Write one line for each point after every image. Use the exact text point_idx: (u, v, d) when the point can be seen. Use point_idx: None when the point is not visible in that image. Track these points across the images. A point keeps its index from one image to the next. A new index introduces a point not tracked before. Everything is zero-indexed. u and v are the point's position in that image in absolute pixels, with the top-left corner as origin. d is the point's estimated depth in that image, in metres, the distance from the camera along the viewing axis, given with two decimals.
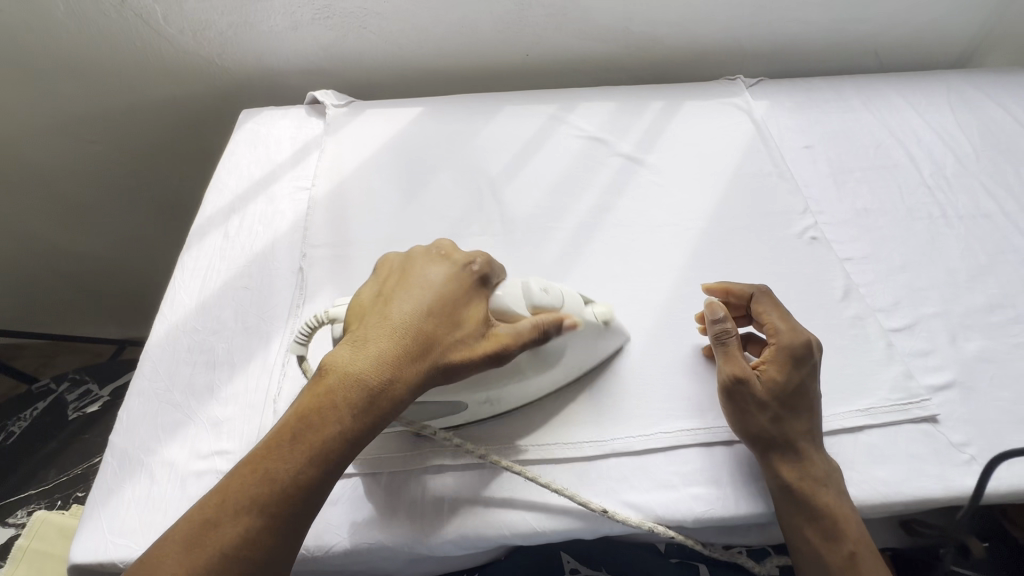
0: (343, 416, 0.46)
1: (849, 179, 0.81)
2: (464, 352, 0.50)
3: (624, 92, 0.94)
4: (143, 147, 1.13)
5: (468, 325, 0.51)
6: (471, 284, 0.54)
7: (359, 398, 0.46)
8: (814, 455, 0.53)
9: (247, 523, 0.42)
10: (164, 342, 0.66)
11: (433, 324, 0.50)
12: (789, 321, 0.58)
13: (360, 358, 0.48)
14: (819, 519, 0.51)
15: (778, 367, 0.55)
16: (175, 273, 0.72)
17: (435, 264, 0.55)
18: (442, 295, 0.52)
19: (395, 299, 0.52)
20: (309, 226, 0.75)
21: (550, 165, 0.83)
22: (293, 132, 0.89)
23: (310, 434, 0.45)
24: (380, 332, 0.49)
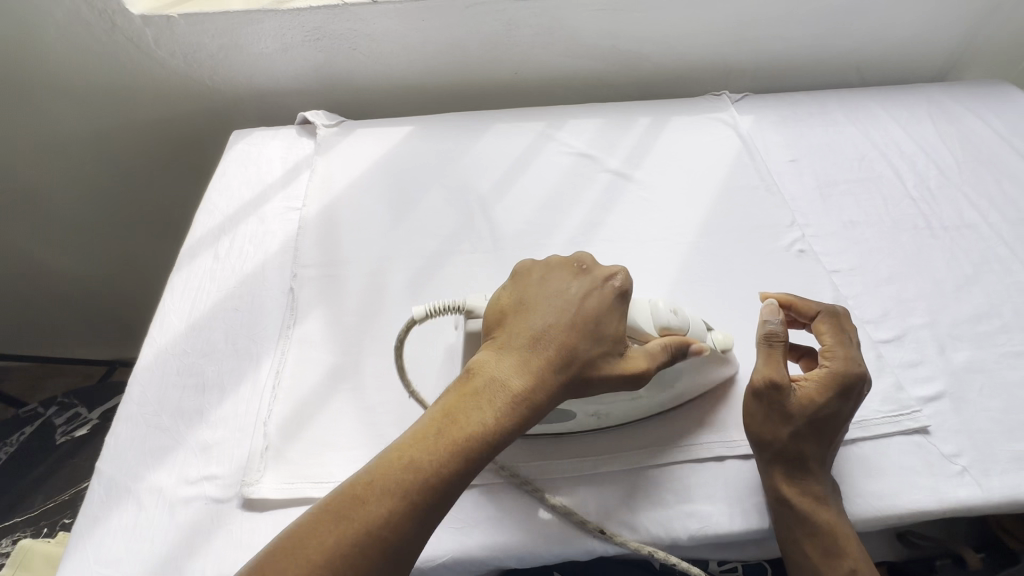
0: (485, 418, 0.46)
1: (835, 192, 0.82)
2: (599, 367, 0.50)
3: (611, 109, 0.96)
4: (134, 169, 1.13)
5: (609, 339, 0.51)
6: (613, 299, 0.53)
7: (497, 403, 0.47)
8: (821, 474, 0.53)
9: (391, 509, 0.42)
10: (153, 365, 0.65)
11: (571, 335, 0.50)
12: (846, 346, 0.57)
13: (501, 364, 0.49)
14: (819, 536, 0.51)
15: (819, 387, 0.54)
16: (165, 295, 0.72)
17: (577, 278, 0.55)
18: (574, 308, 0.52)
19: (537, 309, 0.53)
20: (300, 246, 0.76)
21: (540, 182, 0.84)
22: (284, 152, 0.90)
23: (453, 429, 0.46)
24: (521, 342, 0.50)
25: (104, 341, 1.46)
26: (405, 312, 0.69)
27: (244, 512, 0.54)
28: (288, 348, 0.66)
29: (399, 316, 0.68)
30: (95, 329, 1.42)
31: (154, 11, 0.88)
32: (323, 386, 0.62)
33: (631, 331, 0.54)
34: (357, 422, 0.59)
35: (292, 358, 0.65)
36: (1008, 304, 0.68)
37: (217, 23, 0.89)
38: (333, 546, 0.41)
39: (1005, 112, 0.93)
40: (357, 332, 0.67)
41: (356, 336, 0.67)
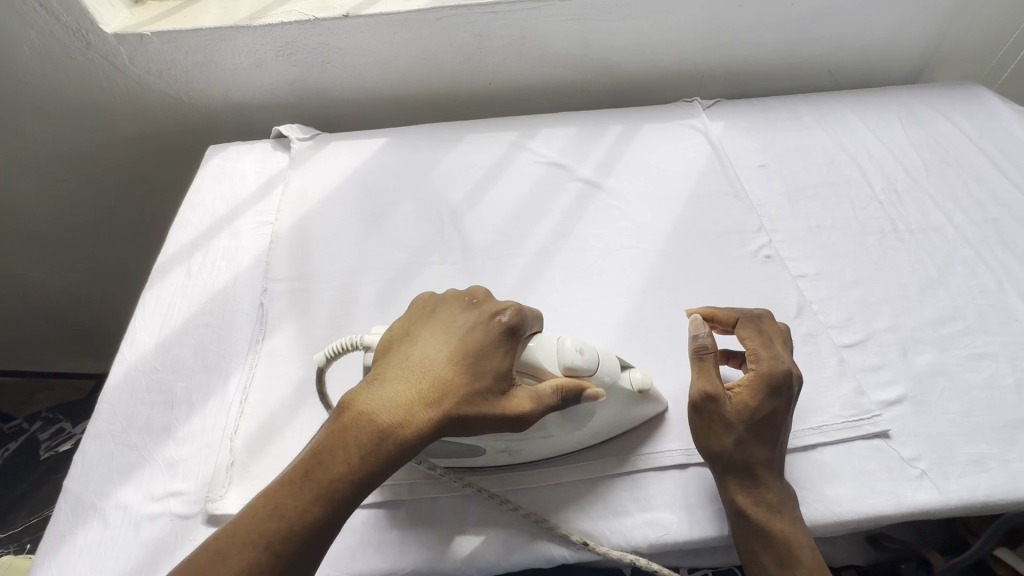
0: (350, 459, 0.45)
1: (803, 197, 0.83)
2: (479, 403, 0.49)
3: (584, 117, 0.96)
4: (115, 184, 1.14)
5: (489, 373, 0.49)
6: (498, 331, 0.51)
7: (368, 445, 0.45)
8: (774, 481, 0.53)
9: (240, 564, 0.40)
10: (123, 383, 0.66)
11: (451, 371, 0.49)
12: (768, 345, 0.57)
13: (375, 403, 0.47)
14: (774, 544, 0.51)
15: (751, 390, 0.54)
16: (136, 312, 0.72)
17: (465, 310, 0.54)
18: (459, 345, 0.51)
19: (420, 344, 0.52)
20: (271, 261, 0.76)
21: (511, 192, 0.85)
22: (259, 166, 0.91)
23: (317, 476, 0.44)
24: (400, 380, 0.49)
25: (91, 354, 1.46)
26: (373, 325, 0.70)
27: (208, 528, 0.55)
28: (256, 363, 0.66)
29: (367, 329, 0.69)
30: (82, 342, 1.43)
31: (128, 29, 0.88)
32: (290, 401, 0.63)
33: (526, 369, 0.53)
34: None
35: (260, 373, 0.65)
36: (972, 306, 0.69)
37: (190, 40, 0.90)
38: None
39: (974, 114, 0.94)
40: (325, 346, 0.68)
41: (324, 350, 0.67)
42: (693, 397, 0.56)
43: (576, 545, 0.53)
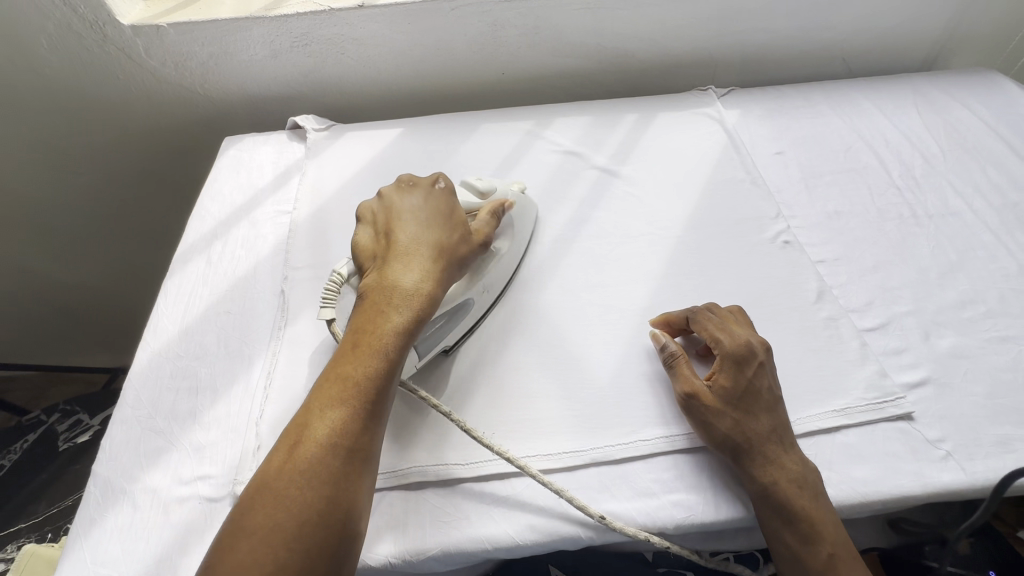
0: (393, 316, 0.52)
1: (821, 183, 0.82)
2: (464, 246, 0.60)
3: (598, 106, 0.96)
4: (129, 176, 1.14)
5: (460, 227, 0.60)
6: (442, 193, 0.63)
7: (399, 305, 0.52)
8: (789, 457, 0.53)
9: (336, 424, 0.46)
10: (148, 369, 0.66)
11: (436, 234, 0.58)
12: (723, 329, 0.60)
13: (386, 275, 0.54)
14: (800, 521, 0.51)
15: (724, 372, 0.57)
16: (158, 300, 0.73)
17: (410, 194, 0.62)
18: (427, 217, 0.60)
19: (399, 229, 0.58)
20: (291, 249, 0.76)
21: (527, 181, 0.85)
22: (275, 157, 0.91)
23: (367, 341, 0.50)
24: (398, 257, 0.56)
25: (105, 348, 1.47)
26: None
27: None
28: (279, 350, 0.67)
29: None
30: (96, 337, 1.44)
31: (144, 21, 0.89)
32: (314, 386, 0.63)
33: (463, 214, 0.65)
34: None
35: (284, 358, 0.66)
36: (993, 290, 0.69)
37: (206, 32, 0.90)
38: (305, 472, 0.44)
39: (990, 100, 0.94)
40: None
41: None
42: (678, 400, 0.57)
43: (595, 519, 0.53)
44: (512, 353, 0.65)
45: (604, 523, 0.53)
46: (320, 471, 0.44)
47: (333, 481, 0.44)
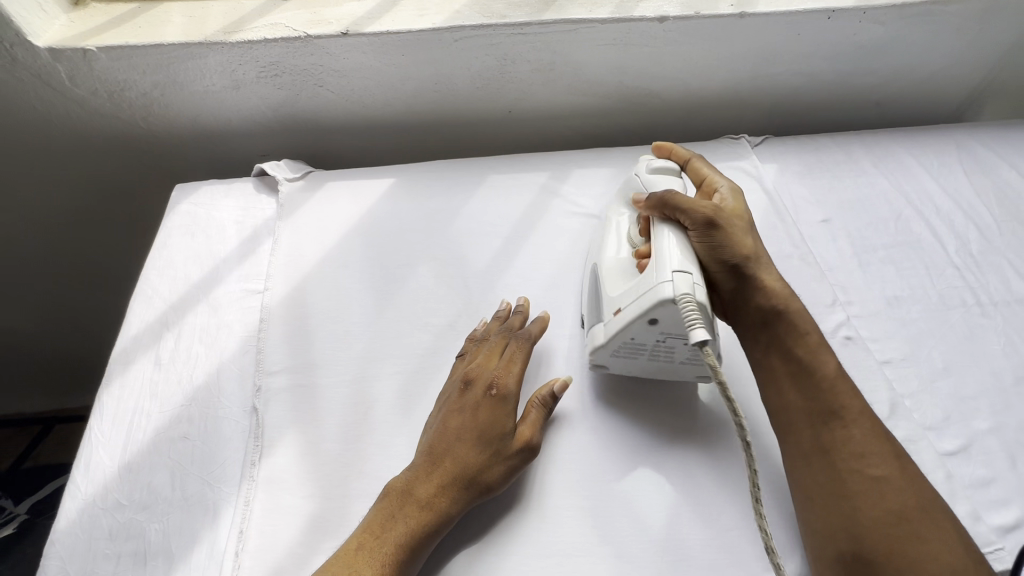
0: (399, 528, 0.49)
1: (875, 260, 0.74)
2: (492, 465, 0.52)
3: (621, 155, 0.84)
4: (55, 218, 0.95)
5: (493, 434, 0.53)
6: (493, 405, 0.54)
7: (403, 517, 0.49)
8: (773, 270, 0.57)
9: None
10: (78, 526, 0.51)
11: (464, 448, 0.52)
12: (713, 173, 0.67)
13: (411, 483, 0.51)
14: (796, 324, 0.54)
15: (733, 198, 0.62)
16: (91, 421, 0.57)
17: (462, 393, 0.56)
18: (465, 429, 0.53)
19: (440, 426, 0.54)
20: (264, 347, 0.62)
21: (547, 252, 0.73)
22: (239, 214, 0.75)
23: (367, 545, 0.48)
24: (422, 465, 0.53)
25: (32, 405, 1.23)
26: (397, 435, 0.57)
27: None
28: (253, 496, 0.53)
29: (390, 441, 0.57)
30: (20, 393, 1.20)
31: (66, 43, 0.70)
32: (300, 547, 0.51)
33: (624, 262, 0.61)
34: None
35: (260, 509, 0.52)
36: None
37: (148, 59, 0.72)
38: None
39: None
40: (341, 468, 0.55)
41: (338, 474, 0.55)
42: (694, 215, 0.56)
43: None
44: (535, 460, 0.56)
45: None
46: None
47: None
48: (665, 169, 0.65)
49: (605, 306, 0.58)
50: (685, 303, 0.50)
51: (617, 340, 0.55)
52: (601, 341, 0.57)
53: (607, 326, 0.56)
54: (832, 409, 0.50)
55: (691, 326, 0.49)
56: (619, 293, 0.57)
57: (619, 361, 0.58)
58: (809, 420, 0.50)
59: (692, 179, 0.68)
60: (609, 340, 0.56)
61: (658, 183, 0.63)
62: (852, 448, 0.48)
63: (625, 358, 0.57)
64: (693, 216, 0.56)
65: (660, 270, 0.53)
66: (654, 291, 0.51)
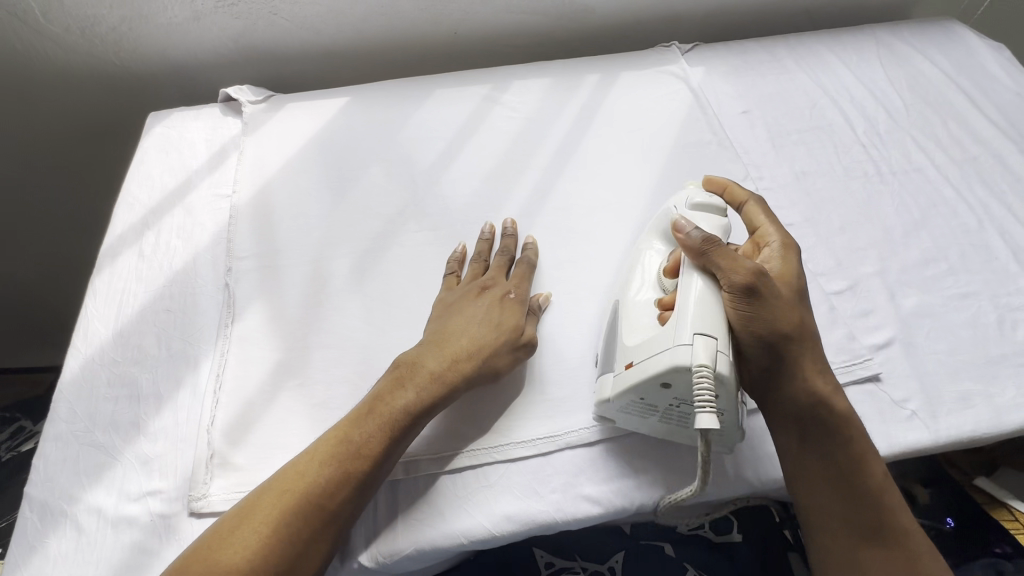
0: (410, 395, 0.53)
1: (788, 142, 0.81)
2: (501, 359, 0.58)
3: (558, 67, 0.91)
4: (40, 159, 1.02)
5: (508, 330, 0.59)
6: (512, 309, 0.61)
7: (410, 390, 0.54)
8: (817, 348, 0.52)
9: (325, 480, 0.48)
10: (80, 378, 0.60)
11: (489, 338, 0.58)
12: (774, 220, 0.57)
13: (421, 357, 0.56)
14: (839, 430, 0.50)
15: (783, 258, 0.54)
16: (86, 300, 0.66)
17: (479, 297, 0.62)
18: (485, 325, 0.59)
19: (464, 324, 0.59)
20: (233, 237, 0.71)
21: (488, 150, 0.80)
22: (208, 134, 0.83)
23: (379, 413, 0.52)
24: (433, 353, 0.57)
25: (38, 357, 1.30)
26: (352, 299, 0.66)
27: (194, 522, 0.52)
28: (228, 349, 0.62)
29: (345, 304, 0.65)
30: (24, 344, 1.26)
31: None
32: (267, 386, 0.60)
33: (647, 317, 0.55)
34: (307, 421, 0.57)
35: (234, 358, 0.61)
36: (954, 246, 0.70)
37: None
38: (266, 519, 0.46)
39: (951, 50, 0.93)
40: (302, 325, 0.64)
41: (300, 330, 0.63)
42: (734, 277, 0.49)
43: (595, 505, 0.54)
44: None
45: (605, 508, 0.53)
46: (294, 525, 0.46)
47: (279, 545, 0.45)
48: (705, 204, 0.58)
49: (618, 353, 0.55)
50: (701, 375, 0.45)
51: (625, 397, 0.52)
52: (609, 395, 0.53)
53: (618, 379, 0.53)
54: (881, 522, 0.49)
55: (699, 407, 0.45)
56: (633, 345, 0.52)
57: (629, 417, 0.54)
58: (859, 534, 0.49)
59: (744, 224, 0.59)
60: (617, 395, 0.52)
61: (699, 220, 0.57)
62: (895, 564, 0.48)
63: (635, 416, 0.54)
64: (735, 279, 0.49)
65: (682, 329, 0.48)
66: (671, 355, 0.48)
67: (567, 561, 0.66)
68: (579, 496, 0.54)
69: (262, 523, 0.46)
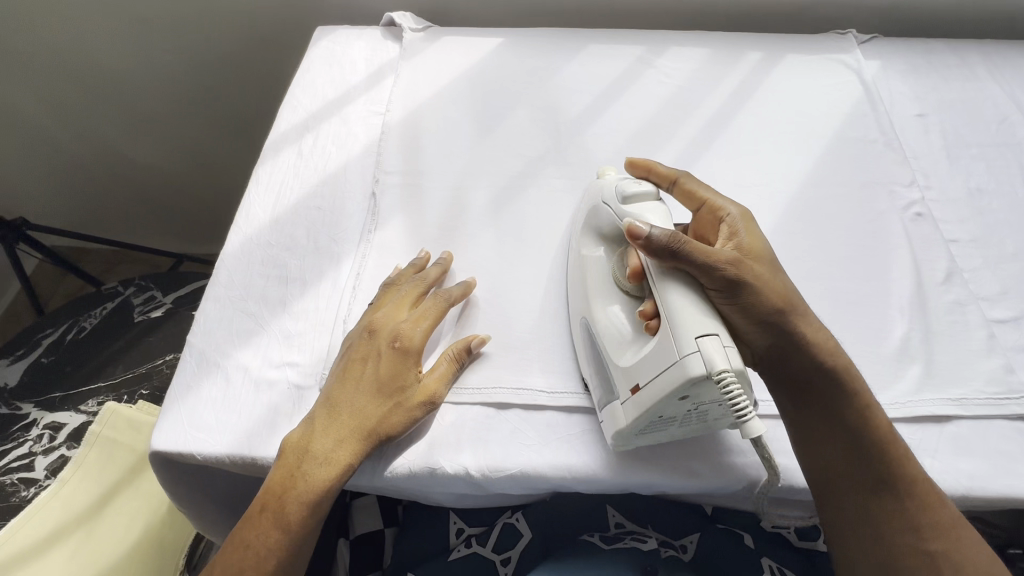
0: (354, 411, 0.53)
1: (966, 155, 0.74)
2: (404, 413, 0.54)
3: (719, 38, 0.87)
4: (210, 60, 1.12)
5: (401, 380, 0.55)
6: (392, 360, 0.55)
7: (353, 413, 0.53)
8: (812, 318, 0.53)
9: (311, 489, 0.51)
10: (239, 252, 0.67)
11: (381, 398, 0.54)
12: (711, 192, 0.59)
13: (350, 382, 0.55)
14: (834, 386, 0.52)
15: (746, 227, 0.55)
16: (250, 186, 0.73)
17: (364, 340, 0.57)
18: (377, 377, 0.55)
19: (355, 375, 0.55)
20: (383, 151, 0.74)
21: (635, 112, 0.78)
22: (368, 54, 0.87)
23: (330, 430, 0.52)
24: (357, 380, 0.55)
25: (190, 237, 1.52)
26: (486, 230, 0.68)
27: None
28: (368, 253, 0.66)
29: (478, 233, 0.67)
30: (183, 223, 1.48)
31: None
32: None
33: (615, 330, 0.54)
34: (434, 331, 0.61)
35: (373, 262, 0.65)
36: None
37: None
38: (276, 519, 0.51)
39: None
40: (437, 245, 0.66)
41: (435, 249, 0.66)
42: (719, 272, 0.48)
43: (702, 474, 0.54)
44: None
45: (711, 479, 0.54)
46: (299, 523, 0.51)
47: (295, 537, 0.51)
48: (637, 194, 0.56)
49: (618, 381, 0.52)
50: (724, 380, 0.44)
51: (642, 420, 0.49)
52: (626, 424, 0.50)
53: (626, 406, 0.50)
54: (884, 478, 0.51)
55: (744, 419, 0.45)
56: (632, 366, 0.50)
57: (644, 437, 0.52)
58: (867, 489, 0.51)
59: (687, 202, 0.60)
60: (631, 421, 0.50)
61: (645, 214, 0.54)
62: (907, 520, 0.50)
63: (651, 433, 0.52)
64: (721, 276, 0.48)
65: (681, 338, 0.46)
66: (677, 368, 0.45)
67: (638, 525, 0.66)
68: (687, 462, 0.55)
69: (276, 519, 0.51)
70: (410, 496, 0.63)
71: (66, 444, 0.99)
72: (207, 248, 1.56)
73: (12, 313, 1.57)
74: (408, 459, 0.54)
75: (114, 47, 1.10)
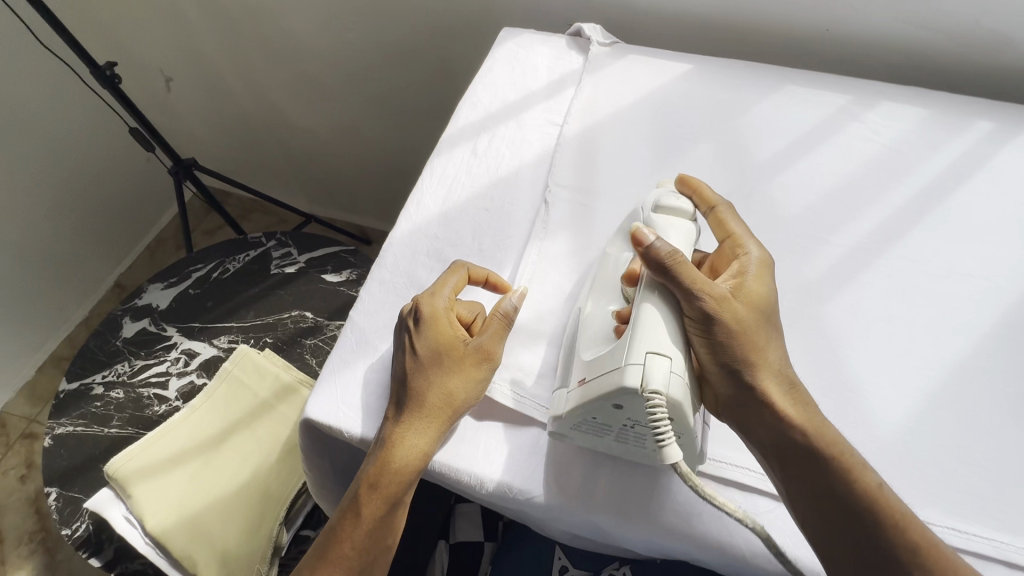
0: (425, 403, 0.53)
1: None
2: (462, 389, 0.54)
3: (942, 99, 0.76)
4: (389, 44, 1.16)
5: (443, 353, 0.55)
6: (427, 334, 0.55)
7: (420, 405, 0.53)
8: (789, 377, 0.50)
9: (392, 484, 0.52)
10: (406, 239, 0.68)
11: (434, 377, 0.54)
12: (742, 227, 0.56)
13: (414, 369, 0.55)
14: (810, 454, 0.47)
15: (759, 271, 0.53)
16: (423, 175, 0.74)
17: (412, 324, 0.56)
18: (426, 355, 0.55)
19: (409, 355, 0.55)
20: (557, 164, 0.73)
21: (832, 168, 0.71)
22: (551, 61, 0.86)
23: (403, 423, 0.53)
24: (411, 363, 0.55)
25: (327, 200, 1.64)
26: None
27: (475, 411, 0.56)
28: (530, 265, 0.64)
29: None
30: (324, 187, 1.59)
31: None
32: (560, 313, 0.61)
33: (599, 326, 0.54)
34: None
35: (535, 277, 0.64)
36: None
37: None
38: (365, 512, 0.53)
39: None
40: None
41: None
42: (696, 301, 0.49)
43: None
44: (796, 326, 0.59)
45: None
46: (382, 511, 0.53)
47: (381, 524, 0.54)
48: (673, 208, 0.56)
49: (575, 369, 0.52)
50: (653, 401, 0.45)
51: (578, 415, 0.49)
52: (565, 409, 0.50)
53: (569, 396, 0.51)
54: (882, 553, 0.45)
55: (665, 443, 0.46)
56: (586, 360, 0.51)
57: (580, 434, 0.51)
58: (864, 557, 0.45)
59: (716, 230, 0.58)
60: (565, 414, 0.50)
61: (668, 232, 0.54)
62: None
63: (586, 435, 0.51)
64: (698, 308, 0.49)
65: (633, 350, 0.47)
66: (622, 375, 0.46)
67: None
68: None
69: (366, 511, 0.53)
70: (527, 520, 0.61)
71: (196, 372, 1.09)
72: (331, 214, 1.69)
73: (161, 239, 1.75)
74: (550, 491, 0.52)
75: (308, 26, 1.18)
